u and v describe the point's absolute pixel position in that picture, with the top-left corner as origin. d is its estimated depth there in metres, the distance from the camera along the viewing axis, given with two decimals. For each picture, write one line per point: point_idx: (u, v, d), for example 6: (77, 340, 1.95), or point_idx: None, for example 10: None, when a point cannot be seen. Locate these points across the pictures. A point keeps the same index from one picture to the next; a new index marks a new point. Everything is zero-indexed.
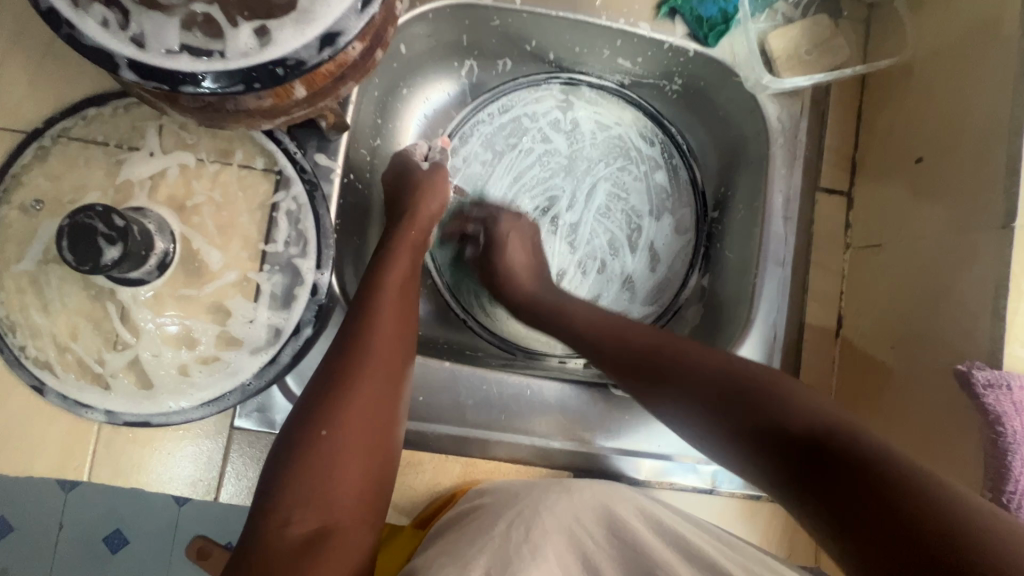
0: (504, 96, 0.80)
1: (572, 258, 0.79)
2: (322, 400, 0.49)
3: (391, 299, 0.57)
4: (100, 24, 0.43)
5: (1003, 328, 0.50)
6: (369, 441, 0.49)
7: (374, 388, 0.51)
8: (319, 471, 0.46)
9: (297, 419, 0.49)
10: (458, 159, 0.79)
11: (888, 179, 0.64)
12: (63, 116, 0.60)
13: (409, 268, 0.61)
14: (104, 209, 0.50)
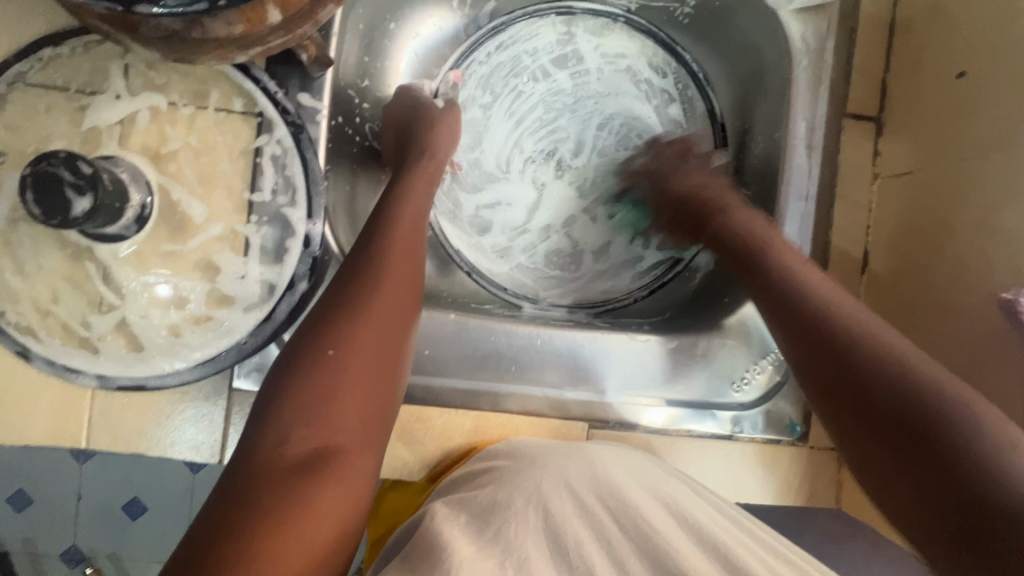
0: (499, 29, 0.73)
1: (580, 204, 0.75)
2: (330, 322, 0.47)
3: (404, 228, 0.54)
4: None
5: None
6: (377, 366, 0.47)
7: (386, 313, 0.49)
8: (327, 388, 0.44)
9: (305, 338, 0.46)
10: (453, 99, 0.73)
11: (922, 100, 0.59)
12: (16, 59, 0.54)
13: (421, 197, 0.58)
14: (69, 155, 0.45)
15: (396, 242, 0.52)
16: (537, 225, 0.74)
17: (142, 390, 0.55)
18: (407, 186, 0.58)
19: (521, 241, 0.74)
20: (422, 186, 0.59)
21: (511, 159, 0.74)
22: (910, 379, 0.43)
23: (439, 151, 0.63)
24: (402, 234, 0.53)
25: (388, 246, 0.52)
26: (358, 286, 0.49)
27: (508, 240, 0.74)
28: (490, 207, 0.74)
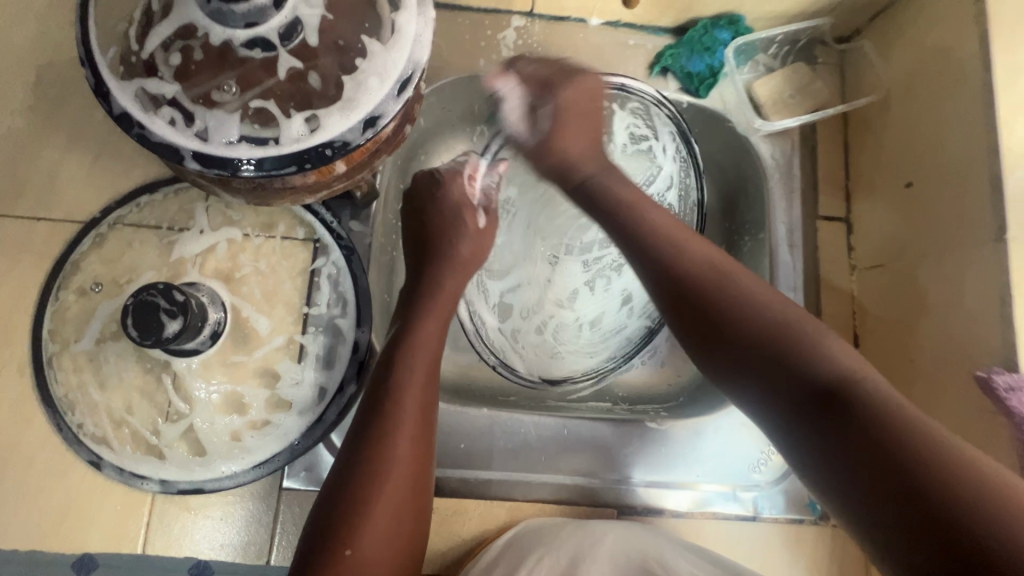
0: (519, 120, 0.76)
1: (598, 296, 0.79)
2: (348, 516, 0.49)
3: (422, 364, 0.57)
4: (167, 123, 0.48)
5: (1014, 334, 0.51)
6: (396, 527, 0.50)
7: (402, 479, 0.51)
8: (352, 571, 0.47)
9: (326, 530, 0.49)
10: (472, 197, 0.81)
11: (882, 203, 0.69)
12: (118, 205, 0.65)
13: (430, 345, 0.59)
14: (166, 286, 0.54)
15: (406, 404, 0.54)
16: (556, 308, 0.79)
17: (200, 493, 0.59)
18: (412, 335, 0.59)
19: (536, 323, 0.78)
20: (434, 328, 0.60)
21: (535, 257, 0.78)
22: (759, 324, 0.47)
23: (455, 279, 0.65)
24: (411, 396, 0.55)
25: (396, 412, 0.53)
26: (386, 411, 0.53)
27: (525, 322, 0.78)
28: (509, 293, 0.78)
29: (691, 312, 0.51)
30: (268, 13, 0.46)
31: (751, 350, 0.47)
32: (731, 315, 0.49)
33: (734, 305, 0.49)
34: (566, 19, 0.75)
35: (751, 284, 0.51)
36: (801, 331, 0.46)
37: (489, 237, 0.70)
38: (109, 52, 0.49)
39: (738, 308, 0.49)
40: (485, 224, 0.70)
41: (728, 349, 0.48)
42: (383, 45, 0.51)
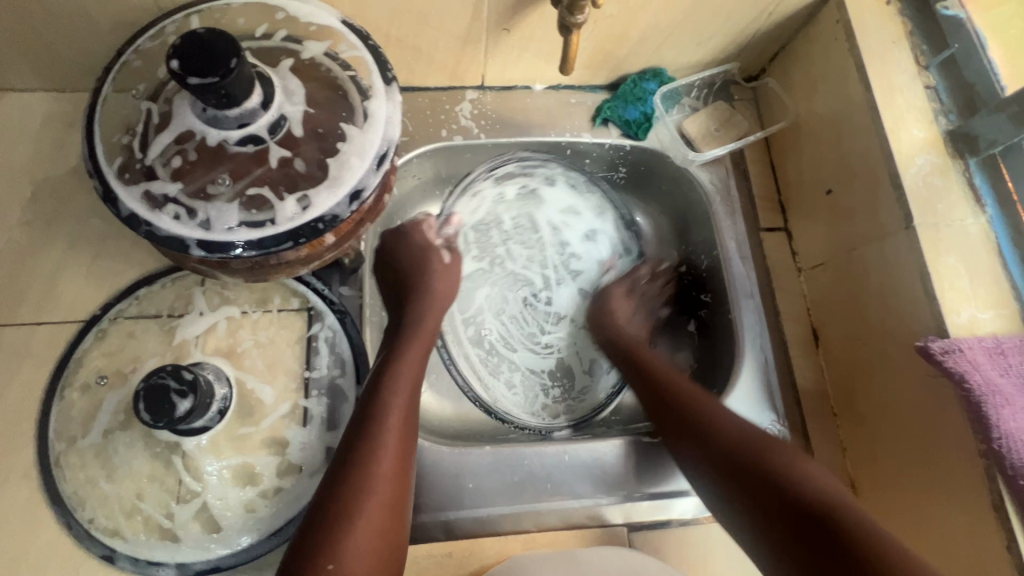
0: (469, 191, 0.85)
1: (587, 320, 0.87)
2: (333, 532, 0.50)
3: (394, 422, 0.58)
4: (172, 218, 0.53)
5: (938, 305, 0.59)
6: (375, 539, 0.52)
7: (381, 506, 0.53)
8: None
9: (312, 544, 0.50)
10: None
11: (809, 210, 0.78)
12: (117, 300, 0.68)
13: (406, 390, 0.61)
14: (174, 367, 0.57)
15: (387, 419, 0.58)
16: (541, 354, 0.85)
17: (217, 571, 0.60)
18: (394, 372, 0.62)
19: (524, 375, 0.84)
20: (412, 372, 0.63)
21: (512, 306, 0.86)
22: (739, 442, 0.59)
23: (431, 319, 0.70)
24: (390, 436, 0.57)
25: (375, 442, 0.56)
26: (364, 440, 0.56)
27: (517, 375, 0.83)
28: (495, 348, 0.84)
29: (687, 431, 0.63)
30: (257, 114, 0.54)
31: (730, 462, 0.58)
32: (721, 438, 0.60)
33: (715, 425, 0.61)
34: (513, 88, 0.85)
35: (725, 410, 0.63)
36: (789, 448, 0.58)
37: (455, 270, 0.77)
38: (114, 162, 0.55)
39: (715, 430, 0.61)
40: (451, 260, 0.77)
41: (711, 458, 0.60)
42: (360, 129, 0.58)
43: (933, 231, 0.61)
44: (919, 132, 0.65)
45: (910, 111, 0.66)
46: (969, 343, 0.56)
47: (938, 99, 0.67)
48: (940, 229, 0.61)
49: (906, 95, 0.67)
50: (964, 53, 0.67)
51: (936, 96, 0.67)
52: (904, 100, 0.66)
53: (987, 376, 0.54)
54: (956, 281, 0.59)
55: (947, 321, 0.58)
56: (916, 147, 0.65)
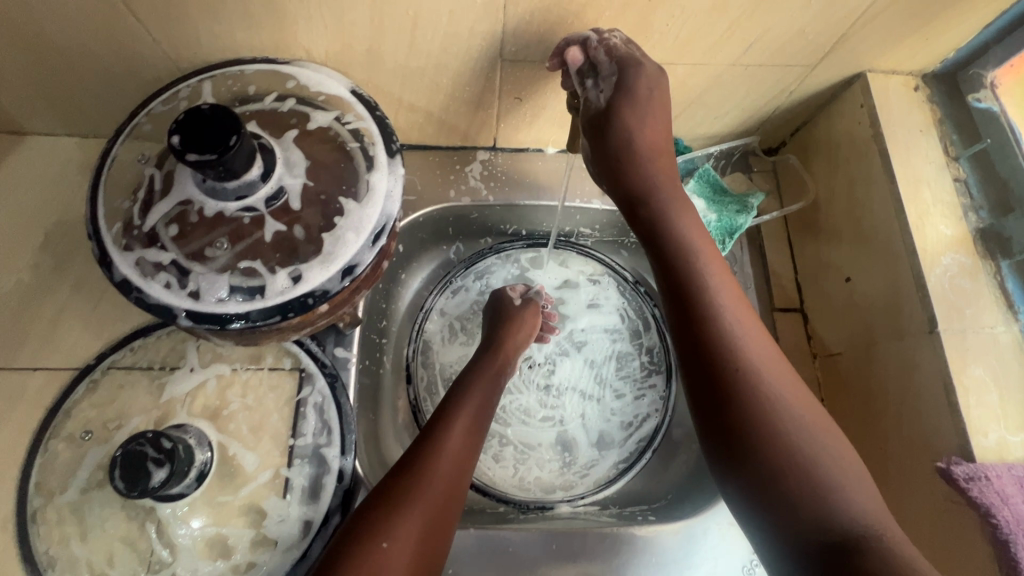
0: (450, 288, 0.87)
1: (590, 386, 0.87)
2: (388, 513, 0.52)
3: (470, 408, 0.64)
4: (164, 286, 0.53)
5: (963, 423, 0.54)
6: (427, 529, 0.53)
7: (437, 498, 0.55)
8: (379, 562, 0.49)
9: (362, 525, 0.51)
10: (435, 336, 0.86)
11: (826, 296, 0.73)
12: (113, 350, 0.68)
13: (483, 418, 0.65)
14: (154, 434, 0.56)
15: (457, 426, 0.61)
16: (538, 426, 0.84)
17: None
18: (471, 390, 0.66)
19: (516, 449, 0.83)
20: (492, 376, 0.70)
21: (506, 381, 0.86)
22: (783, 460, 0.47)
23: (517, 343, 0.75)
24: (459, 441, 0.60)
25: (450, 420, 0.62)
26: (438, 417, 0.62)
27: (510, 453, 0.83)
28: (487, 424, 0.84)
29: (729, 413, 0.50)
30: (256, 186, 0.54)
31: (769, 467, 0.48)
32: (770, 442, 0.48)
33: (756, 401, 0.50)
34: (525, 150, 0.84)
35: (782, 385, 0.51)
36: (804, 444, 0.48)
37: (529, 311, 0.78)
38: (114, 227, 0.55)
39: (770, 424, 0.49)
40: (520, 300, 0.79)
41: (746, 452, 0.49)
42: (358, 203, 0.57)
43: (960, 338, 0.57)
44: (947, 230, 0.62)
45: (937, 206, 0.63)
46: (997, 470, 0.51)
47: (968, 193, 0.64)
48: (967, 335, 0.57)
49: (933, 188, 0.64)
50: (999, 147, 0.63)
51: (966, 191, 0.64)
52: (932, 194, 0.63)
53: (1018, 512, 0.49)
54: (984, 397, 0.55)
55: (973, 442, 0.53)
56: (943, 245, 0.61)
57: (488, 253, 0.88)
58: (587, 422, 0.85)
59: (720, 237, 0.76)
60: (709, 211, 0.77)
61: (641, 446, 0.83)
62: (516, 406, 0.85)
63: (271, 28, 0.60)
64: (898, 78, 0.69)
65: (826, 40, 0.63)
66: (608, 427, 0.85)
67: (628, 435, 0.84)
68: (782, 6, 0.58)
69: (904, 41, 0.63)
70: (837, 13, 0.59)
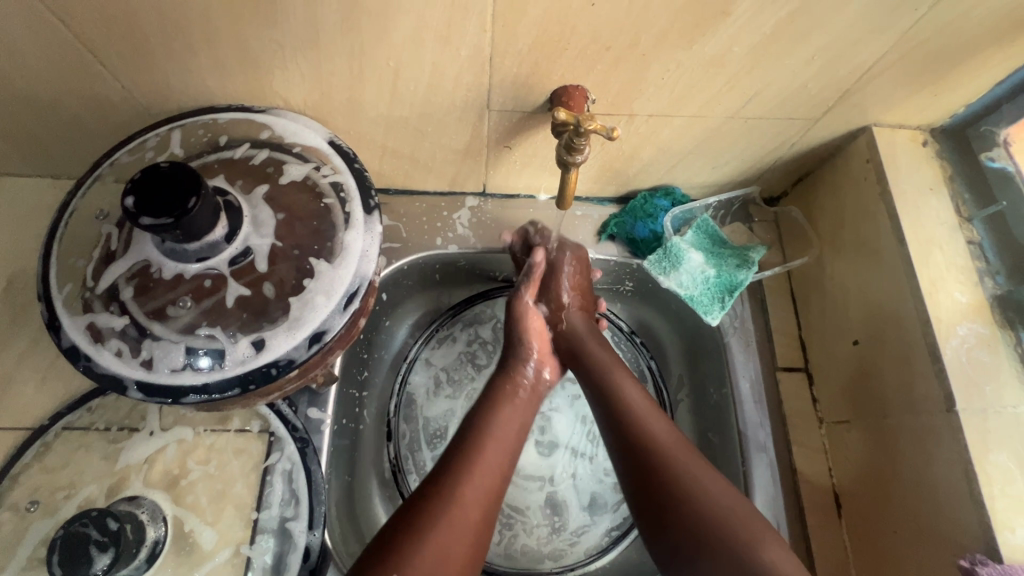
0: (436, 338, 0.84)
1: (582, 444, 0.82)
2: (424, 509, 0.51)
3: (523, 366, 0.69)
4: (114, 354, 0.49)
5: (988, 516, 0.49)
6: (469, 525, 0.52)
7: (478, 493, 0.54)
8: (420, 553, 0.48)
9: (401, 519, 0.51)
10: (420, 389, 0.81)
11: (833, 359, 0.68)
12: (69, 410, 0.64)
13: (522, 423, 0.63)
14: (100, 513, 0.52)
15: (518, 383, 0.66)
16: (526, 488, 0.79)
17: None
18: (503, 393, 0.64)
19: (502, 512, 0.78)
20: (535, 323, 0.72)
21: None
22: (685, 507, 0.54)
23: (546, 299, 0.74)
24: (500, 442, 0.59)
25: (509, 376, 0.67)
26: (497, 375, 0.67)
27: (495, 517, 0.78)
28: None
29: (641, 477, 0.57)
30: (219, 247, 0.50)
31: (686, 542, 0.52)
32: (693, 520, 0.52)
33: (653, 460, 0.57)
34: (517, 196, 0.80)
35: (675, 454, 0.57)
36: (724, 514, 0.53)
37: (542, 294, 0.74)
38: (66, 288, 0.51)
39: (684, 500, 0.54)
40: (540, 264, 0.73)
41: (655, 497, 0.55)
42: (331, 263, 0.54)
43: (979, 419, 0.53)
44: (962, 297, 0.58)
45: (951, 271, 0.59)
46: None
47: (984, 257, 0.60)
48: (988, 416, 0.53)
49: (946, 251, 0.60)
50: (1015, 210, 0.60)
51: (981, 255, 0.60)
52: (944, 257, 0.59)
53: None
54: (1009, 487, 0.50)
55: (999, 539, 0.48)
56: (958, 314, 0.57)
57: (476, 300, 0.85)
58: (579, 484, 0.80)
59: (718, 295, 0.73)
60: (709, 266, 0.74)
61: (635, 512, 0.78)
62: None
63: (245, 77, 0.57)
64: (906, 132, 0.65)
65: (830, 94, 0.60)
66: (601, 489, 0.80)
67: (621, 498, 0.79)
68: (783, 62, 0.55)
69: (913, 96, 0.60)
70: (841, 68, 0.56)
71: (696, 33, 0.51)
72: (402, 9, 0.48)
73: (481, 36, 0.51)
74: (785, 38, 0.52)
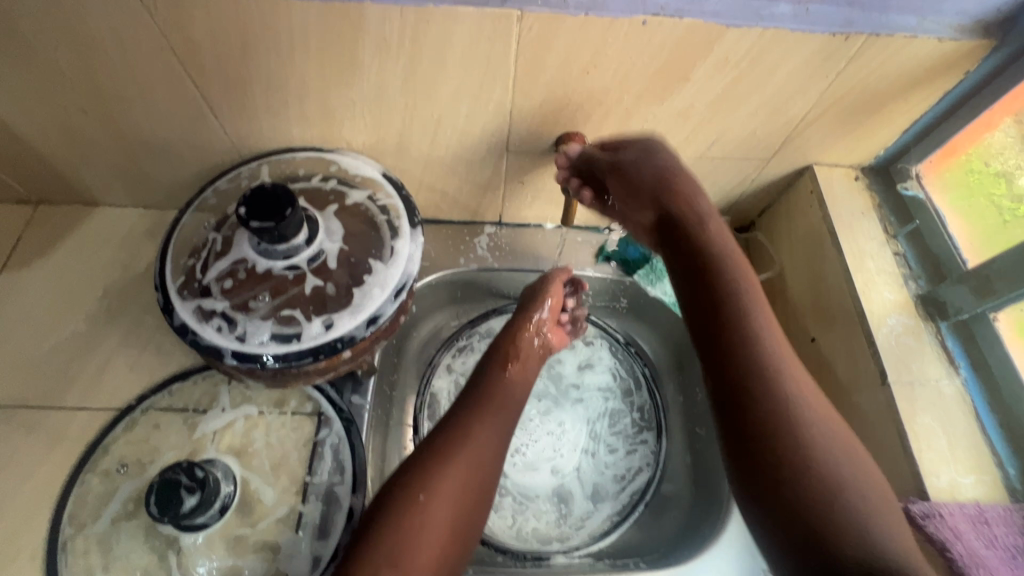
0: (456, 348, 0.94)
1: (586, 440, 0.92)
2: (427, 473, 0.60)
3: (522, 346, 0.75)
4: (215, 330, 0.63)
5: (916, 465, 0.60)
6: (463, 491, 0.60)
7: (471, 460, 0.62)
8: (421, 515, 0.57)
9: (405, 480, 0.60)
10: (442, 392, 0.92)
11: (797, 357, 0.81)
12: (152, 392, 0.76)
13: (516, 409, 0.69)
14: (189, 464, 0.63)
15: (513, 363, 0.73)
16: (536, 478, 0.89)
17: None
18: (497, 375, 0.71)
19: (514, 499, 0.87)
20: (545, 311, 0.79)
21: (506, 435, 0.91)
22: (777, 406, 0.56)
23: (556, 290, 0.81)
24: (489, 419, 0.66)
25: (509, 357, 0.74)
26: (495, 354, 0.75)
27: (509, 504, 0.87)
28: None
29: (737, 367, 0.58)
30: (301, 248, 0.65)
31: (758, 436, 0.55)
32: (770, 420, 0.55)
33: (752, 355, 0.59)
34: (527, 225, 0.96)
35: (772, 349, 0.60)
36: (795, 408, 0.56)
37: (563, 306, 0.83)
38: (177, 281, 0.65)
39: (773, 384, 0.57)
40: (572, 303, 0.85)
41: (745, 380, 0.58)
42: (384, 263, 0.68)
43: (907, 388, 0.65)
44: (891, 295, 0.71)
45: (881, 275, 0.73)
46: (949, 508, 0.57)
47: (907, 265, 0.74)
48: (914, 387, 0.65)
49: (876, 260, 0.74)
50: (927, 228, 0.75)
51: (905, 263, 0.74)
52: (874, 265, 0.74)
53: (970, 545, 0.54)
54: (933, 442, 0.62)
55: (926, 482, 0.59)
56: (888, 308, 0.70)
57: (492, 314, 0.96)
58: (583, 476, 0.90)
59: None
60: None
61: (634, 501, 0.88)
62: (515, 458, 0.89)
63: (321, 125, 0.74)
64: (841, 170, 0.82)
65: (775, 139, 0.76)
66: (603, 481, 0.89)
67: (622, 490, 0.89)
68: (734, 112, 0.71)
69: (841, 140, 0.77)
70: (781, 119, 0.73)
71: (666, 93, 0.68)
72: (448, 75, 0.66)
73: (505, 95, 0.68)
74: (734, 97, 0.69)
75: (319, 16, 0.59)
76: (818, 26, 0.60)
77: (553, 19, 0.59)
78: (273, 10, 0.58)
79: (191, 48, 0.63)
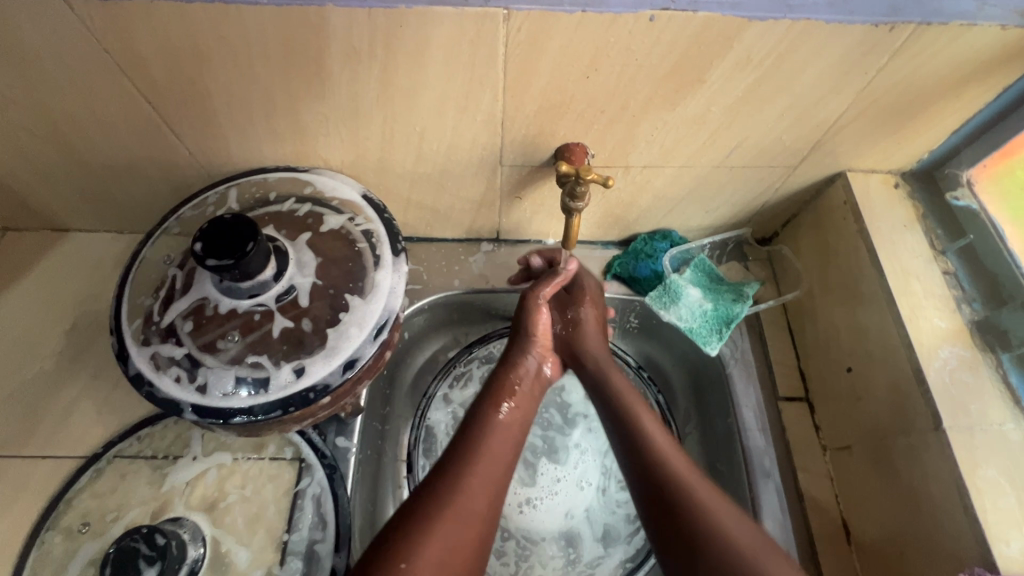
0: (454, 375, 0.87)
1: (596, 476, 0.84)
2: (411, 537, 0.50)
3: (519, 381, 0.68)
4: (174, 380, 0.56)
5: (981, 530, 0.52)
6: (453, 558, 0.50)
7: (468, 517, 0.53)
8: None
9: (384, 546, 0.50)
10: (438, 424, 0.85)
11: (830, 388, 0.72)
12: (120, 439, 0.70)
13: (504, 458, 0.60)
14: (149, 530, 0.59)
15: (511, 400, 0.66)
16: (542, 520, 0.81)
17: None
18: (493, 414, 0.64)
19: (517, 544, 0.80)
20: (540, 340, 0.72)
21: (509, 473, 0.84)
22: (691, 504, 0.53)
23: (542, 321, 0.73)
24: (485, 464, 0.58)
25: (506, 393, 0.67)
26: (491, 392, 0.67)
27: (514, 551, 0.80)
28: None
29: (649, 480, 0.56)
30: (269, 284, 0.58)
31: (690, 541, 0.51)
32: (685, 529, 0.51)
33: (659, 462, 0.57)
34: (527, 241, 0.88)
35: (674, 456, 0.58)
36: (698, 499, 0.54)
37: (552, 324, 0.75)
38: (135, 324, 0.59)
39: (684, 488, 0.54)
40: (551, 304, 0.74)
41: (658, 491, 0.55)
42: (363, 299, 0.60)
43: (966, 435, 0.56)
44: (942, 322, 0.63)
45: (929, 299, 0.64)
46: None
47: (960, 286, 0.66)
48: (974, 433, 0.56)
49: (923, 281, 0.65)
50: (982, 243, 0.66)
51: (957, 284, 0.66)
52: (922, 286, 0.65)
53: None
54: (999, 500, 0.53)
55: (994, 551, 0.51)
56: (939, 338, 0.62)
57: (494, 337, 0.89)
58: (593, 517, 0.82)
59: (716, 327, 0.78)
60: (706, 300, 0.79)
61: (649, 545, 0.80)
62: (519, 499, 0.82)
63: (293, 142, 0.67)
64: (879, 176, 0.72)
65: (803, 144, 0.67)
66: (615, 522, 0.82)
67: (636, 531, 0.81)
68: (757, 116, 0.63)
69: (880, 144, 0.68)
70: (810, 122, 0.64)
71: (679, 98, 0.60)
72: (429, 85, 0.58)
73: (495, 103, 0.61)
74: (756, 99, 0.60)
75: (276, 23, 0.51)
76: (856, 17, 0.51)
77: (545, 17, 0.51)
78: (223, 18, 0.51)
79: (139, 62, 0.56)
